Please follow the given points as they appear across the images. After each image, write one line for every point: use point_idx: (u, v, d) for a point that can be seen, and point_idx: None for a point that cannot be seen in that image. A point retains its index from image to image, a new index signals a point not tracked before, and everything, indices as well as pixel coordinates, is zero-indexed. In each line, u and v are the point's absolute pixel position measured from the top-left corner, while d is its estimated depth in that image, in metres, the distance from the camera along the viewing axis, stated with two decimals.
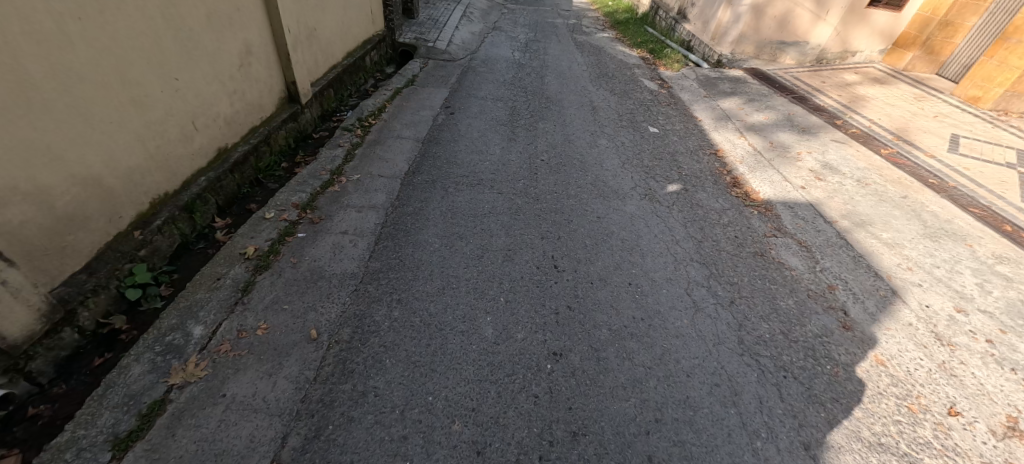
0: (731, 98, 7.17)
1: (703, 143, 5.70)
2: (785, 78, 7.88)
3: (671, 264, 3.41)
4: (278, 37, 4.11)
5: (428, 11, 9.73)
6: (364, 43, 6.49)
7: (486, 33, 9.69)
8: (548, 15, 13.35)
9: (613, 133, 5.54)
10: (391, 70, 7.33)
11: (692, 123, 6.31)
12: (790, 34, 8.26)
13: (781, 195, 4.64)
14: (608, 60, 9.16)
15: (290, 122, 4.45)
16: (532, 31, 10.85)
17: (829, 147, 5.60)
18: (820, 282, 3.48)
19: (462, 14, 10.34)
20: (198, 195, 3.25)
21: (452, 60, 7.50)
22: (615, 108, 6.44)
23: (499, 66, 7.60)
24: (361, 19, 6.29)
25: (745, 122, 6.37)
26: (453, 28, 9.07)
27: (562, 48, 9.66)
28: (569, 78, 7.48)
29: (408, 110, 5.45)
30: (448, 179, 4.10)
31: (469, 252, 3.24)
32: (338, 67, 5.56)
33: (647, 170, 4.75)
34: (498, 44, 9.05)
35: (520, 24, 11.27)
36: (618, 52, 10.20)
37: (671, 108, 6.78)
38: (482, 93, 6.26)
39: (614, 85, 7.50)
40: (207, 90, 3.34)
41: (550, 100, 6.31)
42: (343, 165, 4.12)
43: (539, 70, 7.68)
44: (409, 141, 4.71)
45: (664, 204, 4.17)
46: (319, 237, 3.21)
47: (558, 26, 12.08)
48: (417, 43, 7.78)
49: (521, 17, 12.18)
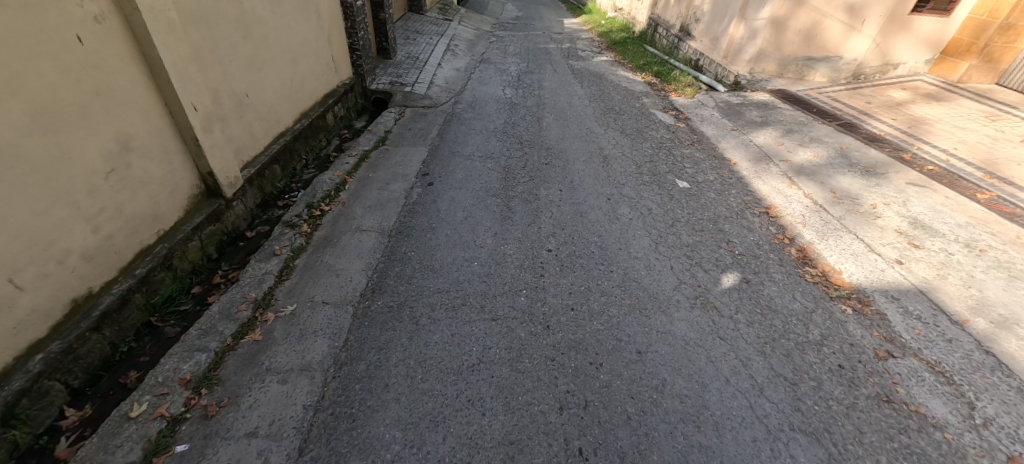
0: (765, 130, 6.06)
1: (748, 198, 4.53)
2: (821, 101, 6.76)
3: (764, 441, 2.20)
4: (179, 119, 3.00)
5: (406, 48, 8.73)
6: (325, 98, 5.42)
7: (472, 68, 8.65)
8: (539, 41, 12.38)
9: (635, 195, 4.37)
10: (362, 123, 6.24)
11: (725, 168, 5.15)
12: (818, 49, 7.30)
13: (874, 277, 3.45)
14: (611, 90, 8.07)
15: (209, 226, 3.32)
16: (524, 60, 9.81)
17: (910, 195, 4.42)
18: (994, 452, 2.26)
19: (446, 49, 9.34)
20: (24, 392, 2.10)
21: (433, 106, 6.41)
22: (629, 155, 5.30)
23: (488, 109, 6.51)
24: (319, 70, 5.24)
25: (790, 163, 5.21)
26: (434, 66, 8.03)
27: (559, 78, 8.60)
28: (570, 118, 6.38)
29: (374, 183, 4.31)
30: (421, 301, 2.93)
31: (449, 458, 2.04)
32: (286, 135, 4.47)
33: (688, 253, 3.57)
34: (486, 80, 7.99)
35: (510, 54, 10.25)
36: (621, 77, 9.13)
37: (696, 149, 5.64)
38: (468, 149, 5.13)
39: (624, 123, 6.38)
40: (41, 223, 2.19)
41: (551, 153, 5.18)
42: (274, 290, 2.96)
43: (535, 110, 6.59)
44: (372, 235, 3.56)
45: (725, 313, 2.97)
46: (208, 452, 2.02)
47: (551, 52, 11.08)
48: (393, 88, 6.71)
49: (511, 46, 11.20)
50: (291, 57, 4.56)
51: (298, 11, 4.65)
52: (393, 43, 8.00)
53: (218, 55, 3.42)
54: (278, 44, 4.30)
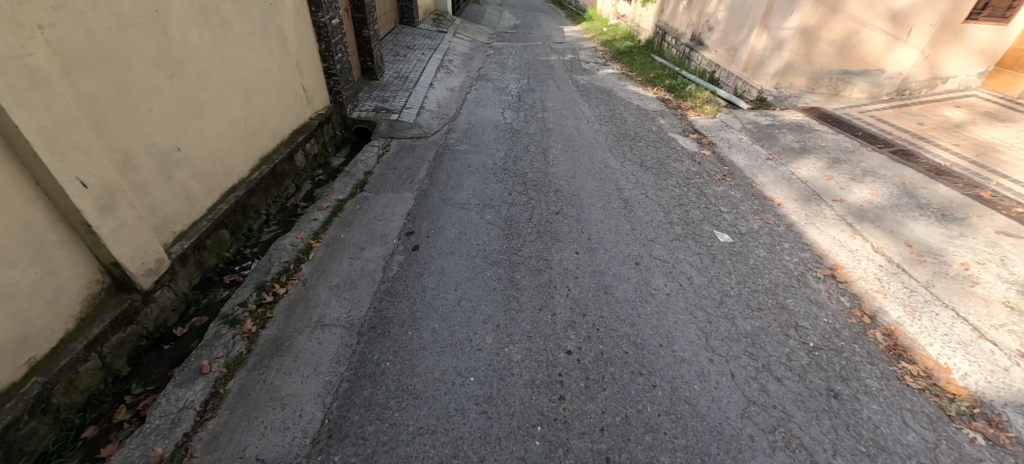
0: (807, 160, 5.25)
1: (805, 255, 3.71)
2: (865, 122, 5.94)
3: None
4: (60, 201, 2.18)
5: (394, 67, 7.93)
6: (293, 135, 4.60)
7: (468, 87, 7.83)
8: (540, 53, 11.60)
9: (669, 255, 3.54)
10: (341, 157, 5.40)
11: (769, 211, 4.32)
12: (855, 63, 6.51)
13: (1000, 383, 2.62)
14: (622, 110, 7.26)
15: (115, 334, 2.49)
16: (524, 76, 9.01)
17: (1006, 250, 3.61)
18: None
19: (439, 65, 8.54)
20: None
21: (422, 137, 5.58)
22: (655, 196, 4.46)
23: (487, 139, 5.69)
24: (284, 103, 4.43)
25: (846, 203, 4.39)
26: (425, 87, 7.22)
27: (563, 96, 7.78)
28: (579, 148, 5.55)
29: (346, 248, 3.48)
30: (396, 453, 2.08)
31: None
32: (238, 189, 3.65)
33: (750, 348, 2.73)
34: (483, 102, 7.17)
35: (508, 69, 9.46)
36: (631, 93, 8.32)
37: (729, 184, 4.81)
38: (462, 194, 4.29)
39: (641, 151, 5.55)
40: None
41: (562, 197, 4.34)
42: (190, 439, 2.12)
43: (539, 139, 5.78)
44: (337, 333, 2.73)
45: (820, 458, 2.14)
46: None
47: (553, 65, 10.28)
48: (377, 116, 5.89)
49: (509, 60, 10.41)
50: (245, 92, 3.76)
51: (253, 37, 3.86)
52: (380, 62, 7.21)
53: (129, 103, 2.62)
54: (224, 78, 3.50)
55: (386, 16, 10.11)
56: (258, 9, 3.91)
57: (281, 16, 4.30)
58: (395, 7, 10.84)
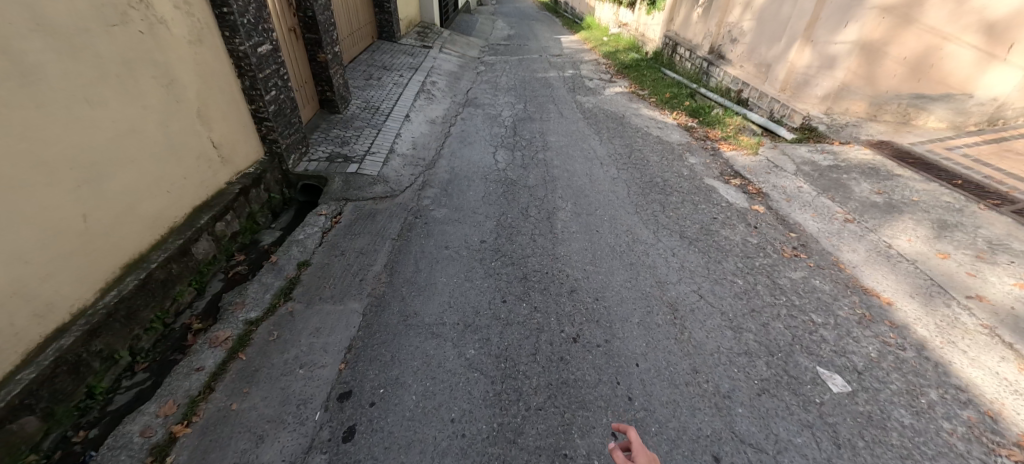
0: (902, 223, 3.91)
1: (970, 415, 2.36)
2: (961, 164, 4.61)
3: None
4: None
5: (363, 95, 6.56)
6: (193, 215, 3.23)
7: (452, 117, 6.47)
8: (536, 69, 10.26)
9: (762, 433, 2.18)
10: (276, 227, 4.01)
11: (880, 319, 2.98)
12: (934, 86, 5.22)
13: None
14: (640, 143, 5.91)
15: None
16: (519, 100, 7.67)
17: None
18: None
19: (418, 90, 7.16)
20: None
21: (387, 198, 4.19)
22: (713, 294, 3.09)
23: (473, 196, 4.33)
24: (174, 174, 3.06)
25: (988, 303, 3.06)
26: (398, 121, 5.84)
27: (567, 125, 6.42)
28: (595, 207, 4.19)
29: (233, 441, 2.09)
30: None
31: None
32: (65, 335, 2.27)
33: None
34: (469, 138, 5.79)
35: (501, 91, 8.10)
36: (646, 119, 6.99)
37: (808, 268, 3.47)
38: (434, 305, 2.92)
39: (677, 211, 4.20)
40: None
41: (579, 304, 2.96)
42: None
43: (542, 193, 4.42)
44: None
45: None
46: None
47: (552, 84, 8.95)
48: (329, 168, 4.49)
49: (502, 78, 9.07)
50: (83, 174, 2.39)
51: (100, 85, 2.49)
52: (342, 91, 5.83)
53: None
54: (31, 158, 2.13)
55: (359, 32, 8.76)
56: (111, 41, 2.55)
57: (165, 49, 2.94)
58: (370, 20, 9.49)
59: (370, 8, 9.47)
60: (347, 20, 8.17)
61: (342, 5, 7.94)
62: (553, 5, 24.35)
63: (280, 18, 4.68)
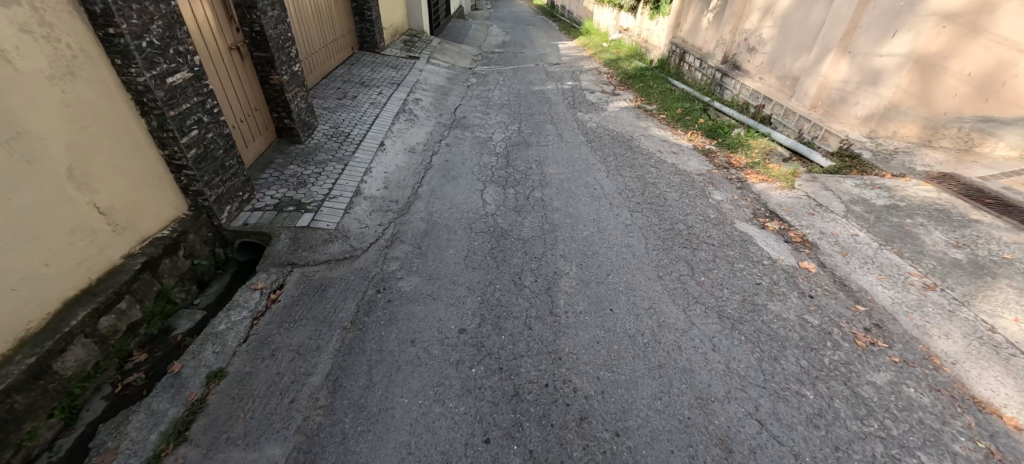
0: (1001, 293, 3.06)
1: None
2: None
3: None
4: None
5: (333, 119, 5.69)
6: (62, 313, 2.38)
7: (435, 143, 5.61)
8: (533, 80, 9.41)
9: None
10: (201, 303, 3.15)
11: (1016, 461, 2.12)
12: (1003, 108, 4.24)
13: None
14: (653, 173, 5.06)
15: None
16: (513, 119, 6.83)
17: None
18: None
19: (398, 111, 6.30)
20: None
21: (344, 263, 3.32)
22: (776, 418, 2.24)
23: (454, 255, 3.46)
24: (26, 264, 2.21)
25: None
26: (369, 151, 4.96)
27: (568, 151, 5.56)
28: (605, 269, 3.32)
29: None
30: None
31: None
32: None
33: None
34: (453, 171, 4.92)
35: (492, 109, 7.23)
36: (658, 141, 6.14)
37: (892, 366, 2.62)
38: (387, 452, 2.05)
39: (708, 273, 3.34)
40: None
41: (592, 445, 2.10)
42: None
43: (540, 249, 3.55)
44: None
45: None
46: None
47: (550, 99, 8.11)
48: (273, 222, 3.60)
49: (495, 93, 8.22)
50: None
51: None
52: (304, 117, 4.96)
53: None
54: None
55: (336, 43, 7.90)
56: None
57: (5, 90, 2.07)
58: (350, 30, 8.64)
59: (350, 16, 8.62)
60: (322, 31, 7.31)
61: (316, 14, 7.10)
62: (550, 10, 23.60)
63: (217, 34, 3.81)
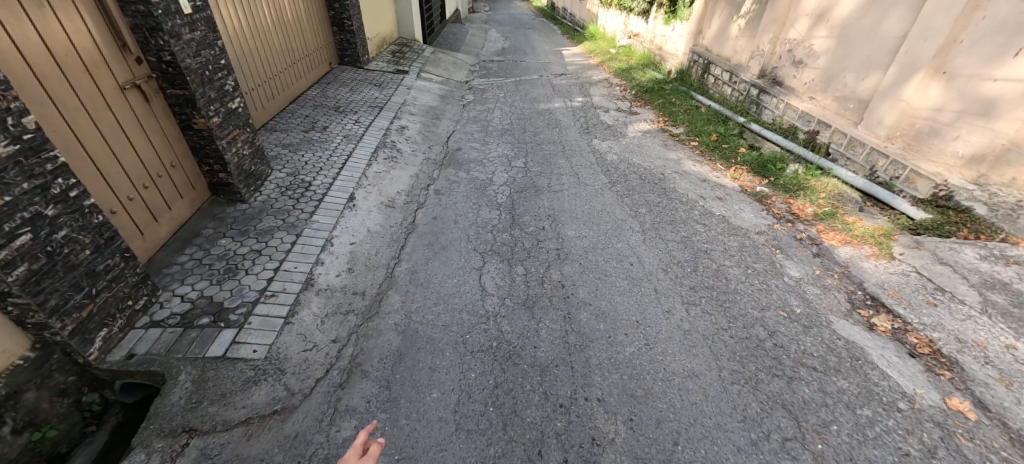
0: None
1: None
2: None
3: None
4: None
5: (292, 160, 4.52)
6: None
7: (421, 191, 4.45)
8: (537, 96, 8.25)
9: None
10: None
11: None
12: None
13: None
14: (701, 232, 3.91)
15: None
16: (517, 149, 5.67)
17: None
18: None
19: (376, 145, 5.13)
20: None
21: (271, 427, 2.17)
22: None
23: (441, 402, 2.31)
24: None
25: None
26: (333, 210, 3.80)
27: (588, 199, 4.42)
28: (669, 430, 2.19)
29: None
30: None
31: None
32: None
33: None
34: (443, 236, 3.76)
35: (491, 137, 6.06)
36: (695, 179, 4.99)
37: None
38: None
39: (824, 432, 2.20)
40: None
41: None
42: None
43: (567, 386, 2.40)
44: None
45: None
46: None
47: (559, 120, 6.95)
48: (172, 350, 2.46)
49: (494, 114, 7.06)
50: None
51: None
52: (249, 167, 3.81)
53: None
54: None
55: (309, 60, 6.75)
56: None
57: None
58: (327, 43, 7.48)
59: (327, 27, 7.46)
60: (290, 46, 6.16)
61: (281, 27, 5.95)
62: (551, 12, 22.41)
63: (97, 71, 2.66)
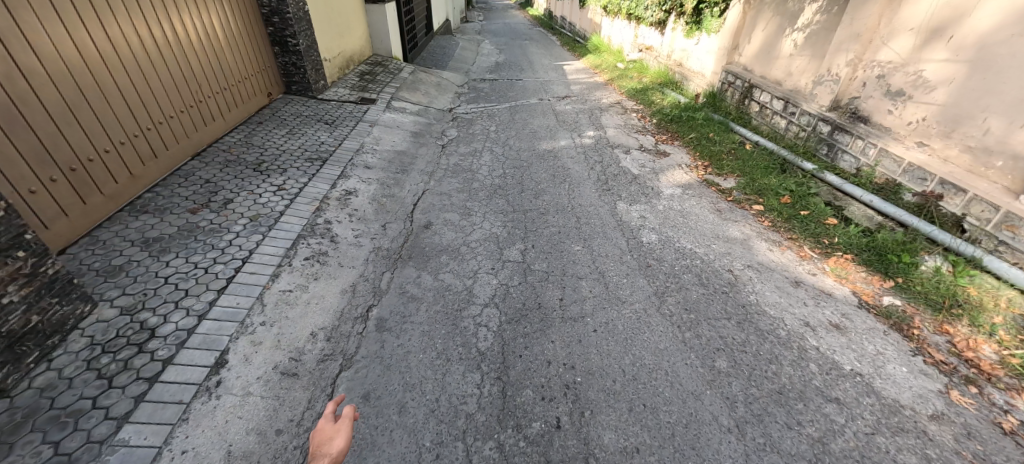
0: None
1: None
2: None
3: None
4: None
5: (146, 275, 2.78)
6: None
7: (355, 326, 2.71)
8: (538, 130, 6.55)
9: None
10: None
11: None
12: None
13: None
14: (841, 425, 2.19)
15: None
16: (511, 224, 3.93)
17: None
18: None
19: (298, 230, 3.38)
20: None
21: None
22: None
23: None
24: None
25: None
26: (169, 405, 2.07)
27: (627, 337, 2.67)
28: None
29: None
30: None
31: None
32: None
33: None
34: (372, 453, 2.01)
35: (475, 202, 4.33)
36: (783, 281, 3.27)
37: None
38: None
39: None
40: None
41: None
42: None
43: None
44: None
45: None
46: None
47: (568, 167, 5.23)
48: None
49: (481, 161, 5.35)
50: None
51: None
52: (16, 326, 2.09)
53: None
54: None
55: (232, 91, 4.98)
56: None
57: None
58: (263, 66, 5.71)
59: (262, 45, 5.68)
60: (196, 77, 4.39)
61: (178, 52, 4.17)
62: (548, 22, 20.86)
63: None
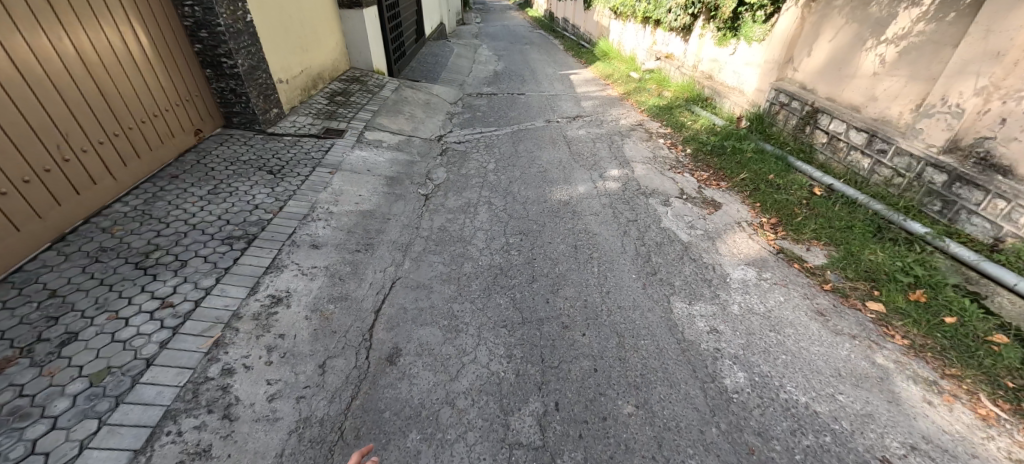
0: None
1: None
2: None
3: None
4: None
5: None
6: None
7: None
8: (547, 167, 5.21)
9: None
10: None
11: None
12: None
13: None
14: None
15: None
16: (521, 350, 2.59)
17: None
18: None
19: (168, 401, 2.05)
20: None
21: None
22: None
23: None
24: None
25: None
26: None
27: None
28: None
29: None
30: None
31: None
32: None
33: None
34: None
35: (466, 303, 2.98)
36: None
37: None
38: None
39: None
40: None
41: None
42: None
43: None
44: None
45: None
46: None
47: (592, 230, 3.89)
48: None
49: (476, 221, 4.00)
50: None
51: None
52: None
53: None
54: None
55: (127, 137, 3.56)
56: None
57: None
58: (187, 95, 4.27)
59: (185, 66, 4.23)
60: (56, 127, 2.97)
61: (19, 91, 2.73)
62: (549, 23, 19.49)
63: None
